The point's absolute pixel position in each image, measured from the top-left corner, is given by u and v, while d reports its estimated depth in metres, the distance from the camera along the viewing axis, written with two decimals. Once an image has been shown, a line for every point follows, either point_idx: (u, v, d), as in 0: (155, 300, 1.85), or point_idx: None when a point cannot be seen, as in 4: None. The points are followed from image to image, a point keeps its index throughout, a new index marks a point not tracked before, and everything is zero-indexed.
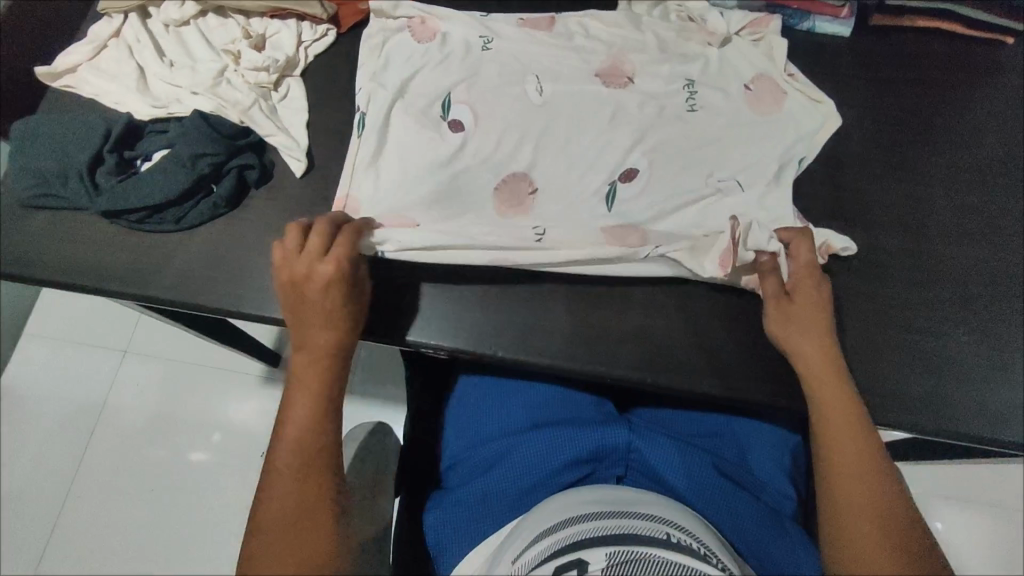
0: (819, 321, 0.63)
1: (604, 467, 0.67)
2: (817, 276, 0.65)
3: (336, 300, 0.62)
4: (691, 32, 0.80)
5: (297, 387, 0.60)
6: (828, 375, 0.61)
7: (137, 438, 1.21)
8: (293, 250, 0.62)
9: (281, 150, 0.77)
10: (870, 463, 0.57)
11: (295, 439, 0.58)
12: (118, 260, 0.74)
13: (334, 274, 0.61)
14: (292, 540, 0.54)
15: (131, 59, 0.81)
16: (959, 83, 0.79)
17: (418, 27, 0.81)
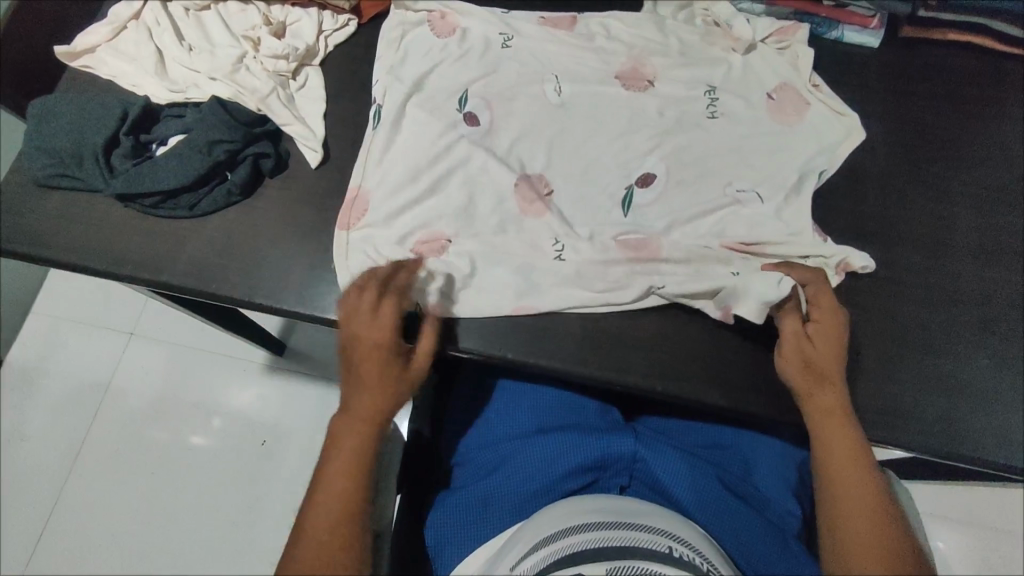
0: (828, 356, 0.62)
1: (608, 475, 0.67)
2: (837, 315, 0.63)
3: (386, 361, 0.61)
4: (715, 37, 0.79)
5: (339, 447, 0.59)
6: (827, 412, 0.60)
7: (141, 419, 1.22)
8: (358, 312, 0.62)
9: (297, 140, 0.76)
10: (870, 497, 0.56)
11: (334, 481, 0.57)
12: (131, 245, 0.74)
13: (383, 336, 0.61)
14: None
15: (150, 42, 0.81)
16: (986, 100, 0.77)
17: (438, 21, 0.80)
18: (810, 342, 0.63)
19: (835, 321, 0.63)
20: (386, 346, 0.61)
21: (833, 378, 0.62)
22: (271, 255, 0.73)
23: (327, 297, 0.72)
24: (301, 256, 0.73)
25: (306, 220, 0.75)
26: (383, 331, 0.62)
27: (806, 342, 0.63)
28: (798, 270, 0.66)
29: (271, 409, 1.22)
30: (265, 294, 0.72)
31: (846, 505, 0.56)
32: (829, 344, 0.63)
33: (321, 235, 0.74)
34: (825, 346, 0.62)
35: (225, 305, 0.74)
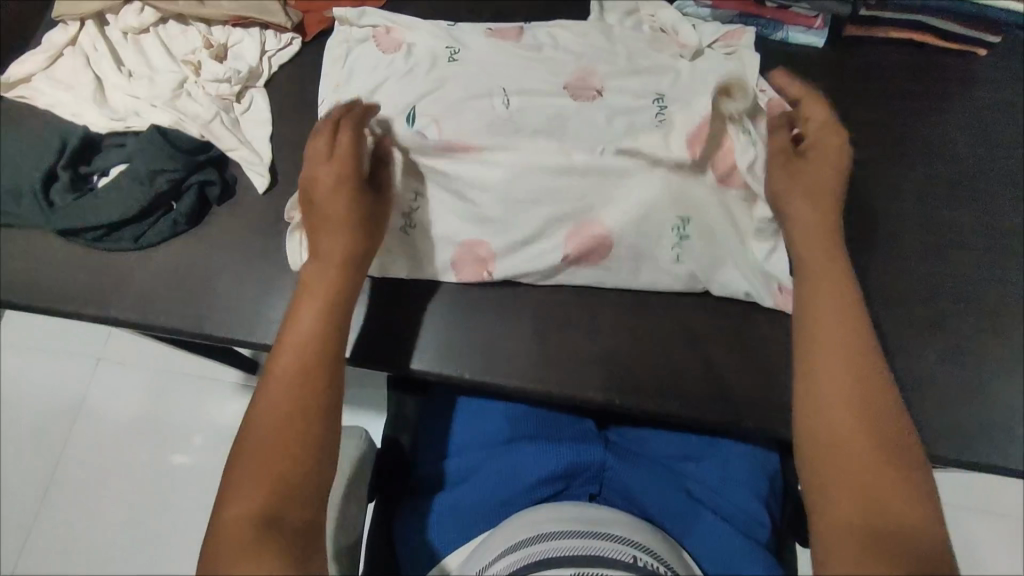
0: (824, 181, 0.66)
1: (577, 484, 0.67)
2: (832, 126, 0.68)
3: (341, 197, 0.64)
4: (663, 43, 0.79)
5: (297, 319, 0.60)
6: (819, 254, 0.64)
7: (116, 441, 1.19)
8: (312, 158, 0.66)
9: (244, 166, 0.75)
10: (858, 355, 0.56)
11: (292, 340, 0.59)
12: (75, 281, 0.72)
13: (336, 172, 0.64)
14: (271, 430, 0.54)
15: (87, 69, 0.78)
16: (930, 96, 0.78)
17: (383, 36, 0.79)
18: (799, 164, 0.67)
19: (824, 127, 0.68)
20: (348, 185, 0.64)
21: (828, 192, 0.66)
22: (224, 283, 0.72)
23: (281, 327, 0.71)
24: (254, 285, 0.72)
25: (258, 247, 0.74)
26: (342, 166, 0.65)
27: (798, 158, 0.67)
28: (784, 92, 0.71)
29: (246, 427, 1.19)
30: (218, 325, 0.71)
31: (830, 358, 0.56)
32: (824, 165, 0.67)
33: (273, 262, 0.73)
34: (823, 162, 0.67)
35: (176, 338, 0.72)
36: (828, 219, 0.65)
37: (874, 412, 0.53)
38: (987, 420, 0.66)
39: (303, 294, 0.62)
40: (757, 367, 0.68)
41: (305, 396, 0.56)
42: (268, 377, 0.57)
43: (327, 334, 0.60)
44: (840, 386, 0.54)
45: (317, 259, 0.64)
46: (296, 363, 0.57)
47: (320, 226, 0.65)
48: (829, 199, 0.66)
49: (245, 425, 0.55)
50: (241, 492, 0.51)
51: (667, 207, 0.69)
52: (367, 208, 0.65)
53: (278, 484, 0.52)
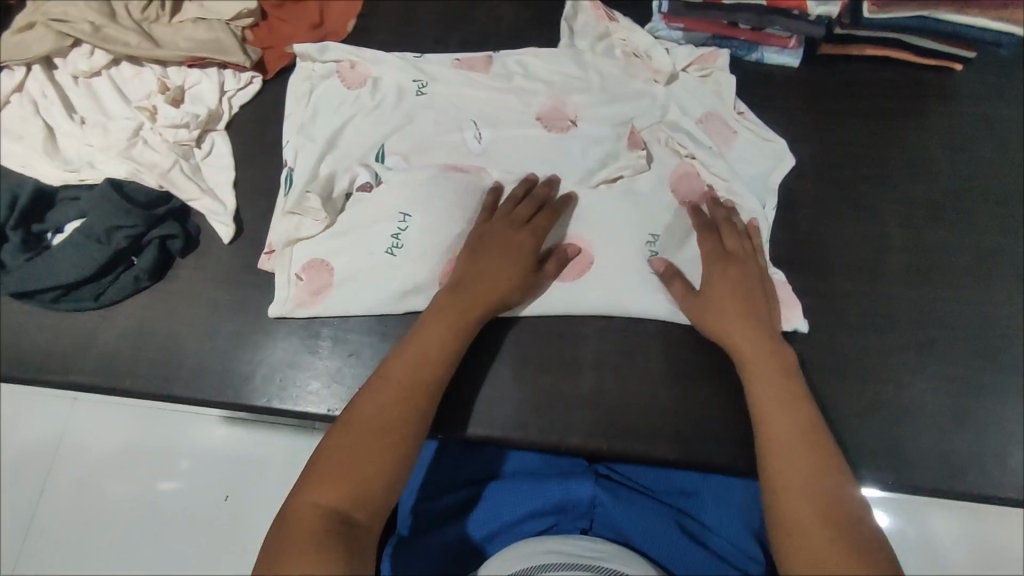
0: (731, 291, 0.64)
1: (567, 520, 0.65)
2: (731, 263, 0.65)
3: (521, 258, 0.65)
4: (636, 69, 0.76)
5: (421, 336, 0.61)
6: (758, 350, 0.61)
7: (92, 468, 1.03)
8: (509, 208, 0.68)
9: (207, 215, 0.72)
10: (791, 407, 0.57)
11: (416, 359, 0.59)
12: (35, 344, 0.69)
13: (531, 239, 0.66)
14: (365, 442, 0.53)
15: (36, 117, 0.74)
16: (907, 112, 0.77)
17: (348, 72, 0.76)
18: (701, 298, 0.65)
19: (704, 245, 0.67)
20: (524, 252, 0.65)
21: (731, 329, 0.62)
22: (193, 339, 0.69)
23: (253, 384, 0.68)
24: (223, 340, 0.69)
25: (227, 300, 0.71)
26: (532, 236, 0.66)
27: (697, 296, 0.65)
28: (697, 216, 0.69)
29: (234, 451, 1.03)
30: (186, 385, 0.68)
31: (785, 459, 0.54)
32: (722, 279, 0.64)
33: (243, 315, 0.70)
34: (715, 285, 0.64)
35: (145, 400, 0.69)
36: (752, 315, 0.63)
37: (836, 508, 0.51)
38: (979, 446, 0.66)
39: (433, 314, 0.62)
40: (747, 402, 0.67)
41: (407, 418, 0.56)
42: (377, 380, 0.58)
43: (444, 364, 0.60)
44: (801, 486, 0.52)
45: (458, 289, 0.63)
46: (408, 382, 0.58)
47: (480, 263, 0.64)
48: (747, 296, 0.63)
49: (340, 422, 0.55)
50: (323, 482, 0.51)
51: (636, 224, 0.71)
52: (528, 282, 0.65)
53: (358, 488, 0.52)
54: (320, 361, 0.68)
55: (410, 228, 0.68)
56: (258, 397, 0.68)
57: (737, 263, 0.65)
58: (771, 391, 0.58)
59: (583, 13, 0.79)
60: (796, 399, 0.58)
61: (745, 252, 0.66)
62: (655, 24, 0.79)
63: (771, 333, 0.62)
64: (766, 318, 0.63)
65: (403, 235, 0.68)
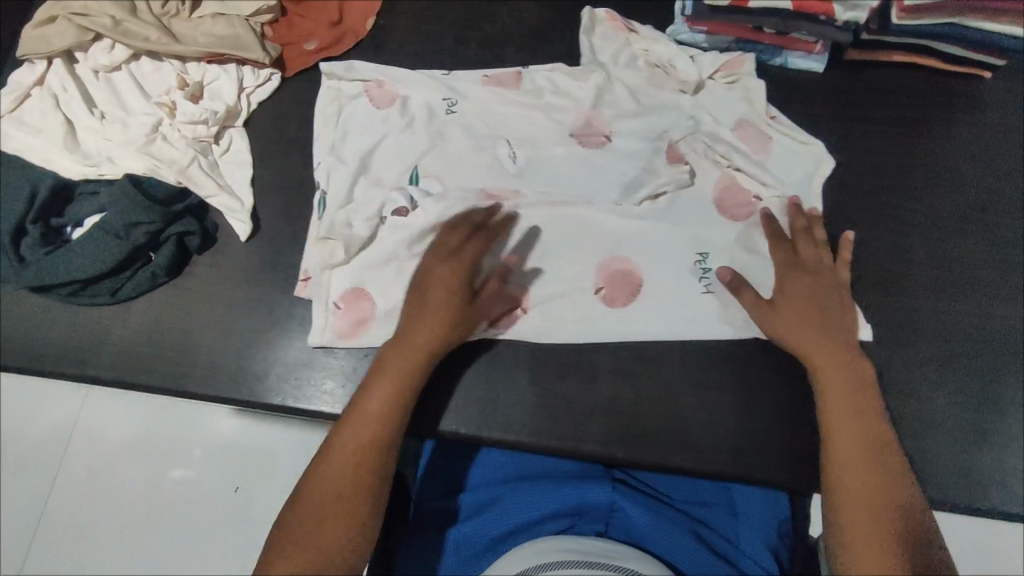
0: (805, 301, 0.65)
1: (584, 523, 0.65)
2: (808, 271, 0.66)
3: (457, 298, 0.63)
4: (663, 79, 0.76)
5: (365, 396, 0.60)
6: (829, 361, 0.63)
7: (106, 454, 1.04)
8: (445, 247, 0.65)
9: (225, 212, 0.72)
10: (862, 419, 0.60)
11: (363, 421, 0.59)
12: (53, 337, 0.69)
13: (464, 274, 0.64)
14: (319, 518, 0.55)
15: (57, 111, 0.74)
16: (935, 121, 0.76)
17: (376, 90, 0.76)
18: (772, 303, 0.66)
19: (777, 254, 0.68)
20: (457, 290, 0.64)
21: (814, 333, 0.64)
22: (209, 337, 0.69)
23: (268, 382, 0.68)
24: (239, 338, 0.69)
25: (244, 298, 0.71)
26: (467, 270, 0.64)
27: (768, 306, 0.65)
28: (772, 224, 0.69)
29: (245, 441, 1.03)
30: (202, 381, 0.68)
31: (847, 473, 0.58)
32: (797, 290, 0.65)
33: (260, 313, 0.70)
34: (789, 291, 0.65)
35: (160, 395, 0.69)
36: (827, 329, 0.64)
37: (889, 523, 0.55)
38: (1000, 463, 0.65)
39: (375, 375, 0.61)
40: (762, 412, 0.67)
41: (361, 484, 0.57)
42: (331, 448, 0.58)
43: (393, 421, 0.60)
44: (856, 501, 0.56)
45: (399, 344, 0.62)
46: (360, 446, 0.58)
47: (419, 314, 0.63)
48: (821, 308, 0.64)
49: (295, 499, 0.57)
50: (295, 561, 0.53)
51: (654, 232, 0.71)
52: (467, 318, 0.64)
53: (318, 562, 0.54)
54: (335, 361, 0.68)
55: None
56: (273, 395, 0.68)
57: (814, 274, 0.66)
58: (840, 404, 0.61)
59: (600, 24, 0.77)
60: (863, 415, 0.60)
61: (822, 265, 0.67)
62: (677, 27, 0.78)
63: (850, 346, 0.64)
64: (842, 330, 0.64)
65: None
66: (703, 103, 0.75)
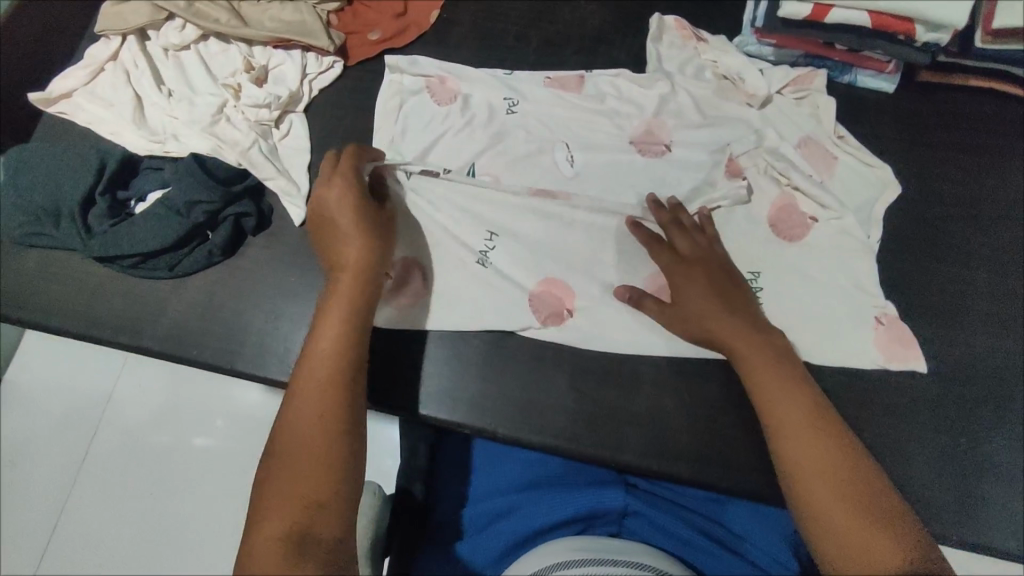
0: (698, 289, 0.63)
1: (597, 523, 0.66)
2: (694, 262, 0.65)
3: (359, 211, 0.62)
4: (728, 92, 0.75)
5: (314, 337, 0.57)
6: (739, 340, 0.61)
7: (143, 419, 1.07)
8: (328, 176, 0.64)
9: (281, 196, 0.73)
10: (791, 389, 0.57)
11: (315, 357, 0.56)
12: (111, 307, 0.72)
13: (347, 188, 0.63)
14: (297, 460, 0.50)
15: (128, 86, 0.77)
16: (1008, 151, 0.73)
17: (438, 87, 0.76)
18: (673, 304, 0.64)
19: (659, 258, 0.67)
20: (358, 206, 0.62)
21: (723, 316, 0.62)
22: (258, 316, 0.71)
23: None
24: (288, 320, 0.71)
25: (294, 281, 0.72)
26: (353, 189, 0.63)
27: (670, 307, 0.65)
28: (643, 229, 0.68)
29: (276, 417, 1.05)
30: (249, 361, 0.70)
31: (794, 437, 0.54)
32: (686, 278, 0.64)
33: (310, 298, 0.72)
34: (686, 286, 0.64)
35: (207, 369, 0.71)
36: (733, 311, 0.62)
37: (869, 483, 0.51)
38: None
39: (320, 318, 0.59)
40: None
41: (329, 413, 0.53)
42: (292, 395, 0.54)
43: (348, 347, 0.57)
44: (825, 470, 0.52)
45: (335, 280, 0.60)
46: (320, 381, 0.54)
47: (336, 246, 0.62)
48: (716, 288, 0.63)
49: (267, 451, 0.52)
50: (276, 512, 0.47)
51: None
52: (372, 226, 0.62)
53: (308, 503, 0.48)
54: None
55: (503, 260, 0.69)
56: None
57: (693, 257, 0.65)
58: (766, 377, 0.59)
59: (668, 32, 0.78)
60: (785, 377, 0.58)
61: (703, 246, 0.66)
62: (745, 38, 0.77)
63: (756, 319, 0.62)
64: (740, 302, 0.63)
65: (490, 254, 0.70)
66: (767, 117, 0.74)
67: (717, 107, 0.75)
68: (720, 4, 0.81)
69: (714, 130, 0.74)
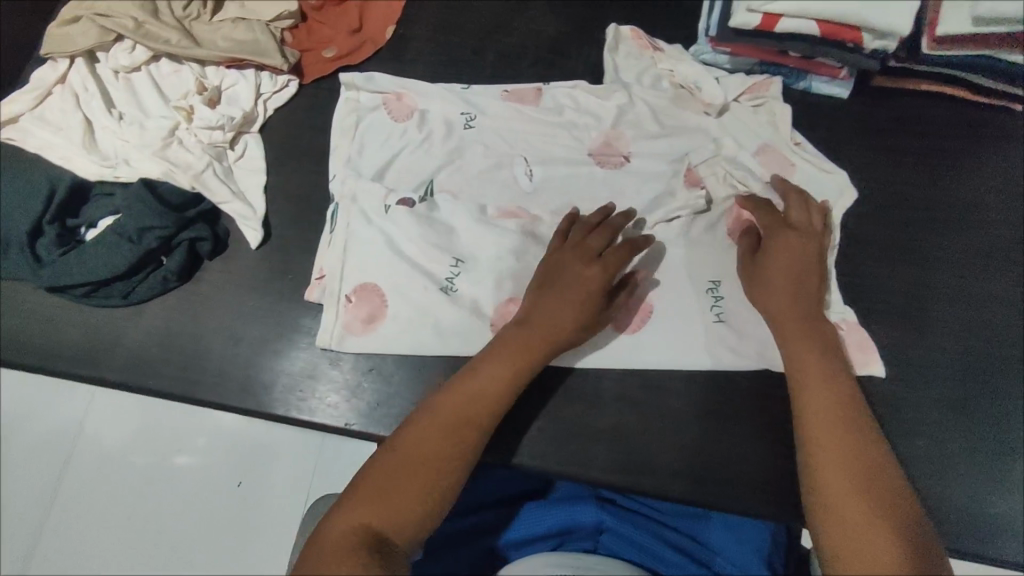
0: (786, 259, 0.64)
1: (574, 540, 0.65)
2: (793, 231, 0.65)
3: (592, 296, 0.62)
4: (685, 101, 0.76)
5: (478, 373, 0.60)
6: (794, 331, 0.62)
7: (108, 447, 1.03)
8: (591, 245, 0.64)
9: (236, 219, 0.72)
10: (839, 387, 0.58)
11: (468, 393, 0.59)
12: (65, 338, 0.70)
13: (600, 270, 0.63)
14: (404, 471, 0.53)
15: (77, 110, 0.75)
16: (963, 153, 0.74)
17: (395, 103, 0.75)
18: (763, 261, 0.65)
19: (769, 215, 0.67)
20: (594, 292, 0.62)
21: (796, 295, 0.63)
22: (217, 342, 0.70)
23: (271, 393, 0.68)
24: (246, 345, 0.70)
25: (252, 305, 0.71)
26: (600, 272, 0.63)
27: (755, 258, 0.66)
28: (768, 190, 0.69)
29: (243, 441, 1.02)
30: (208, 389, 0.68)
31: (824, 424, 0.56)
32: (786, 253, 0.64)
33: (269, 322, 0.70)
34: (774, 249, 0.65)
35: (167, 399, 0.70)
36: (801, 295, 0.63)
37: (881, 483, 0.52)
38: (1009, 510, 0.63)
39: (490, 355, 0.61)
40: (769, 447, 0.65)
41: (450, 446, 0.56)
42: (425, 414, 0.58)
43: (498, 397, 0.60)
44: (840, 460, 0.53)
45: (523, 328, 0.62)
46: (456, 416, 0.58)
47: (554, 306, 0.62)
48: (799, 267, 0.64)
49: (383, 451, 0.56)
50: (365, 508, 0.51)
51: (666, 258, 0.70)
52: (597, 319, 0.63)
53: (394, 513, 0.51)
54: (339, 374, 0.68)
55: (464, 273, 0.69)
56: (277, 406, 0.68)
57: (800, 230, 0.65)
58: (816, 372, 0.59)
59: (624, 42, 0.78)
60: (834, 373, 0.59)
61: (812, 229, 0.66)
62: (701, 47, 0.78)
63: (819, 315, 0.63)
64: (814, 296, 0.64)
65: (456, 280, 0.68)
66: (723, 125, 0.75)
67: (674, 118, 0.75)
68: (675, 13, 0.81)
69: (671, 141, 0.74)
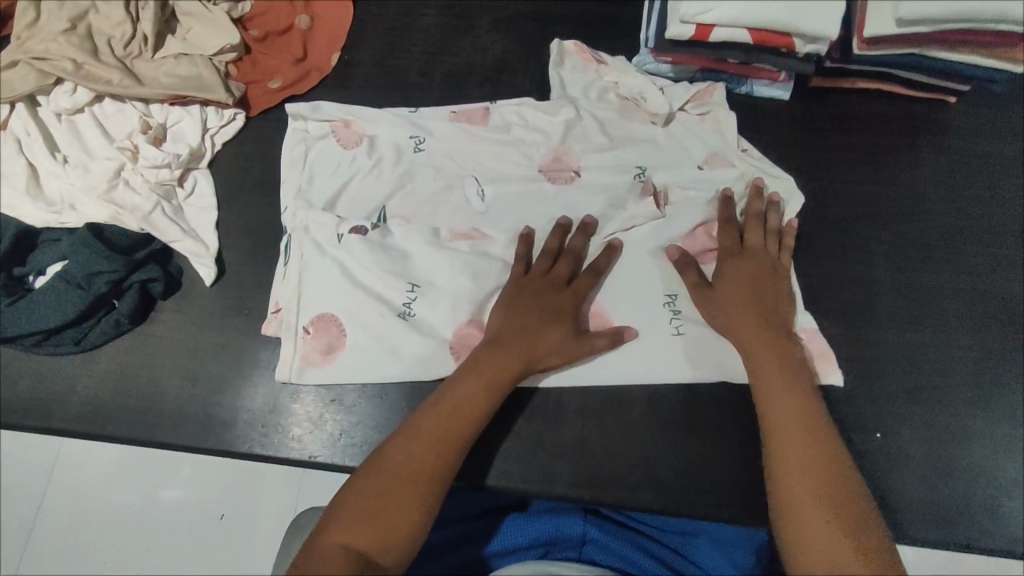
0: (743, 287, 0.66)
1: (558, 551, 0.65)
2: (751, 254, 0.68)
3: (562, 319, 0.65)
4: (632, 112, 0.76)
5: (454, 387, 0.61)
6: (758, 329, 0.64)
7: (78, 492, 1.01)
8: (559, 272, 0.67)
9: (189, 257, 0.72)
10: (798, 385, 0.60)
11: (449, 408, 0.60)
12: (18, 389, 0.69)
13: (569, 295, 0.66)
14: (388, 489, 0.54)
15: (19, 156, 0.74)
16: (901, 148, 0.76)
17: (343, 131, 0.75)
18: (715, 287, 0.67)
19: (726, 238, 0.69)
20: (564, 316, 0.65)
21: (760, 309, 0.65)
22: (174, 384, 0.69)
23: (233, 431, 0.67)
24: (205, 384, 0.69)
25: (209, 343, 0.70)
26: (568, 299, 0.66)
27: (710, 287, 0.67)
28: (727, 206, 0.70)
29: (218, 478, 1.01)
30: (167, 431, 0.67)
31: (789, 418, 0.58)
32: (743, 279, 0.66)
33: (227, 359, 0.70)
34: (730, 277, 0.67)
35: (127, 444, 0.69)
36: (761, 299, 0.65)
37: (842, 473, 0.55)
38: (962, 495, 0.65)
39: (465, 370, 0.62)
40: (730, 450, 0.66)
41: (432, 464, 0.56)
42: (406, 432, 0.58)
43: (477, 412, 0.60)
44: (805, 454, 0.56)
45: (496, 344, 0.63)
46: (437, 432, 0.58)
47: (528, 328, 0.64)
48: (756, 289, 0.66)
49: (366, 468, 0.56)
50: (350, 527, 0.52)
51: (620, 269, 0.70)
52: (572, 345, 0.64)
53: (381, 533, 0.52)
54: (301, 408, 0.68)
55: (420, 298, 0.68)
56: (241, 444, 0.67)
57: (755, 256, 0.68)
58: (780, 370, 0.61)
59: (568, 57, 0.79)
60: (794, 373, 0.61)
61: (767, 253, 0.68)
62: (643, 57, 0.79)
63: (780, 318, 0.65)
64: (774, 294, 0.66)
65: (414, 304, 0.68)
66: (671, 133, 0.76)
67: (621, 129, 0.76)
68: (616, 25, 0.82)
69: (620, 153, 0.75)
